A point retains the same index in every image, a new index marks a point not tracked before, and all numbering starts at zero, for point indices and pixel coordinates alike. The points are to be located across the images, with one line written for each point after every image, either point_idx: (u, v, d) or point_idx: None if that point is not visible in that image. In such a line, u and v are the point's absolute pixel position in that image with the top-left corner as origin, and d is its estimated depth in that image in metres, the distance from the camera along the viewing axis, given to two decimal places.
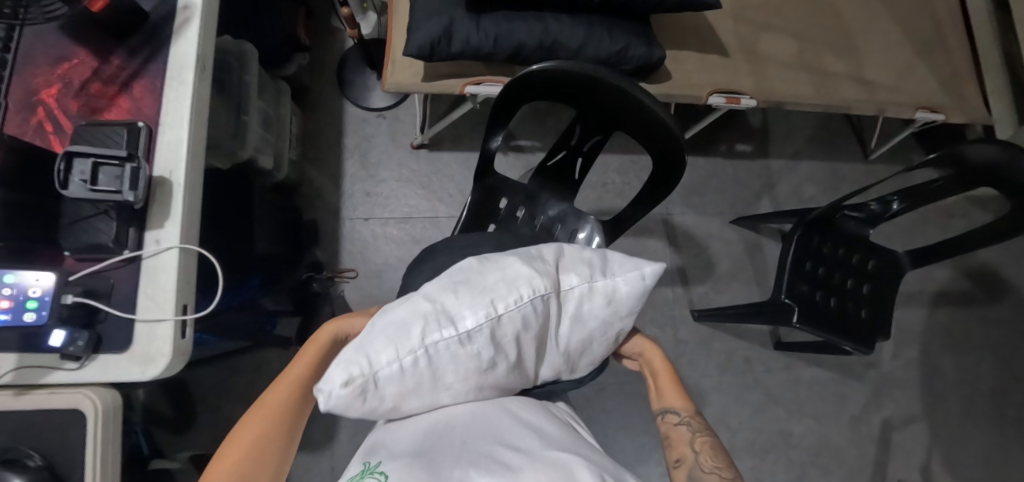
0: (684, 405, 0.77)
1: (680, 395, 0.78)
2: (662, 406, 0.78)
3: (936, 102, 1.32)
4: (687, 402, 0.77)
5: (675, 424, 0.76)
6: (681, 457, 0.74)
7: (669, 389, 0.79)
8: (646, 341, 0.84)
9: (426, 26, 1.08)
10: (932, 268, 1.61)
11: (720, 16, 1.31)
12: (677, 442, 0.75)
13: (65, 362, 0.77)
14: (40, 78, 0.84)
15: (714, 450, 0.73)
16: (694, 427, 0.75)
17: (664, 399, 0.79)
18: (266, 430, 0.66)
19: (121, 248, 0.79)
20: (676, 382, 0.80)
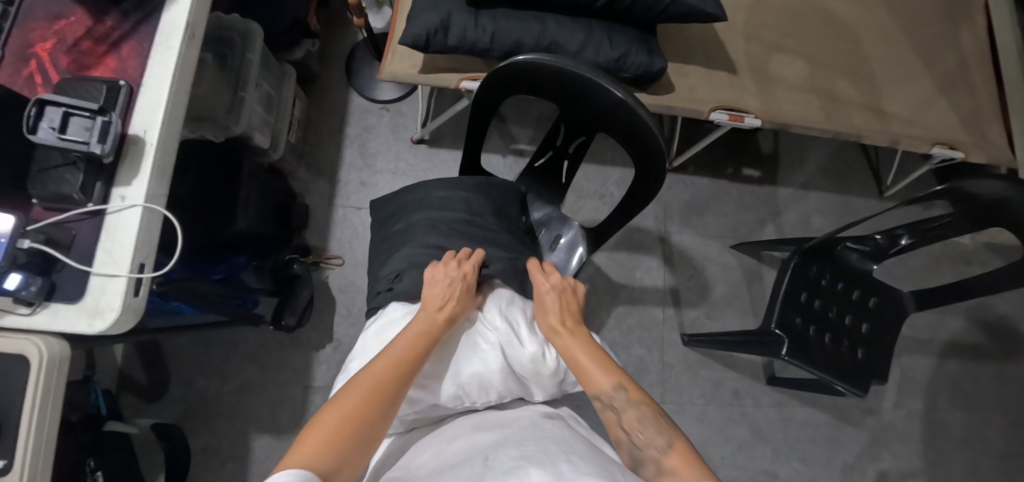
0: (614, 383, 0.75)
1: (605, 371, 0.76)
2: (590, 388, 0.76)
3: (956, 139, 1.25)
4: (610, 381, 0.75)
5: (606, 407, 0.74)
6: (619, 441, 0.73)
7: (592, 367, 0.77)
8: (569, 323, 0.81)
9: (424, 16, 1.10)
10: (944, 316, 1.53)
11: (732, 33, 1.28)
12: (613, 425, 0.74)
13: (18, 306, 0.78)
14: (36, 32, 0.86)
15: (643, 426, 0.71)
16: (621, 406, 0.73)
17: (590, 380, 0.76)
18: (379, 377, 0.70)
19: (86, 200, 0.79)
20: (598, 355, 0.78)
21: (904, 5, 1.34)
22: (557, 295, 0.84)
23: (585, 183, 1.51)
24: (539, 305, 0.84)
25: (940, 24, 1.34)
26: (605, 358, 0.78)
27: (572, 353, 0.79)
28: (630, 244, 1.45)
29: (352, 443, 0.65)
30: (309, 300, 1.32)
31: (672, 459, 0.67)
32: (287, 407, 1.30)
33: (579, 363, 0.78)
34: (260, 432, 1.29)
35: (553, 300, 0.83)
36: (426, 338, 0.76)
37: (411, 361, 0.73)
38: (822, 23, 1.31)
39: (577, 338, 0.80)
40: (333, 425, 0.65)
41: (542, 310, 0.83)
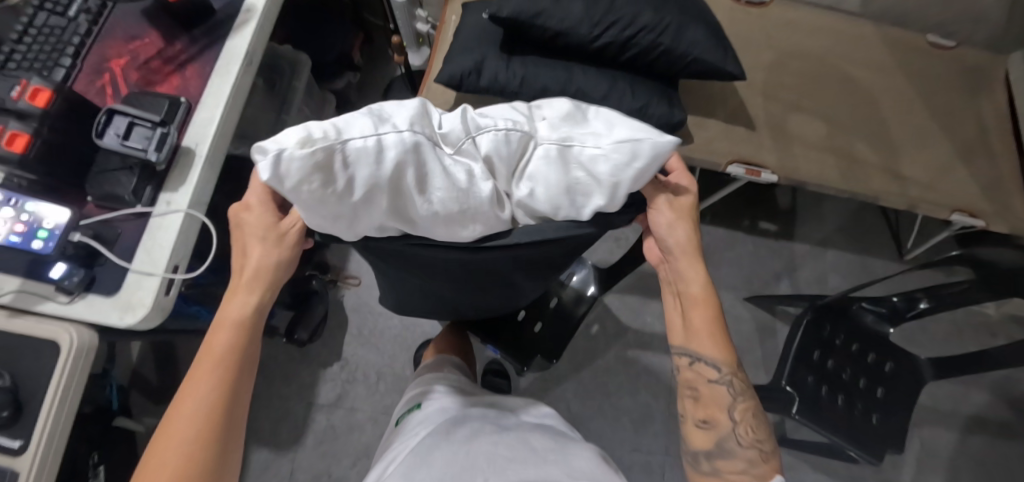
0: (725, 358, 0.75)
1: (724, 352, 0.76)
2: (698, 351, 0.76)
3: (976, 208, 1.26)
4: (727, 361, 0.76)
5: (711, 381, 0.76)
6: (712, 419, 0.77)
7: (714, 342, 0.75)
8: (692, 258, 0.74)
9: (459, 59, 1.17)
10: (967, 388, 1.48)
11: (753, 90, 1.32)
12: (713, 405, 0.76)
13: (58, 294, 0.83)
14: (114, 49, 0.94)
15: (750, 417, 0.77)
16: (731, 393, 0.76)
17: (698, 346, 0.76)
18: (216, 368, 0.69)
19: (135, 202, 0.85)
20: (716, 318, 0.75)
21: (927, 74, 1.37)
22: (689, 232, 0.73)
23: None
24: (670, 239, 0.73)
25: (963, 94, 1.36)
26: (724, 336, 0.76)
27: (694, 308, 0.76)
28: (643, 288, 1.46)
29: (223, 417, 0.68)
30: (322, 318, 1.36)
31: (761, 464, 0.76)
32: (290, 421, 1.35)
33: (697, 324, 0.76)
34: (263, 446, 1.33)
35: (688, 240, 0.73)
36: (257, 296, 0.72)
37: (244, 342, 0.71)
38: (843, 88, 1.34)
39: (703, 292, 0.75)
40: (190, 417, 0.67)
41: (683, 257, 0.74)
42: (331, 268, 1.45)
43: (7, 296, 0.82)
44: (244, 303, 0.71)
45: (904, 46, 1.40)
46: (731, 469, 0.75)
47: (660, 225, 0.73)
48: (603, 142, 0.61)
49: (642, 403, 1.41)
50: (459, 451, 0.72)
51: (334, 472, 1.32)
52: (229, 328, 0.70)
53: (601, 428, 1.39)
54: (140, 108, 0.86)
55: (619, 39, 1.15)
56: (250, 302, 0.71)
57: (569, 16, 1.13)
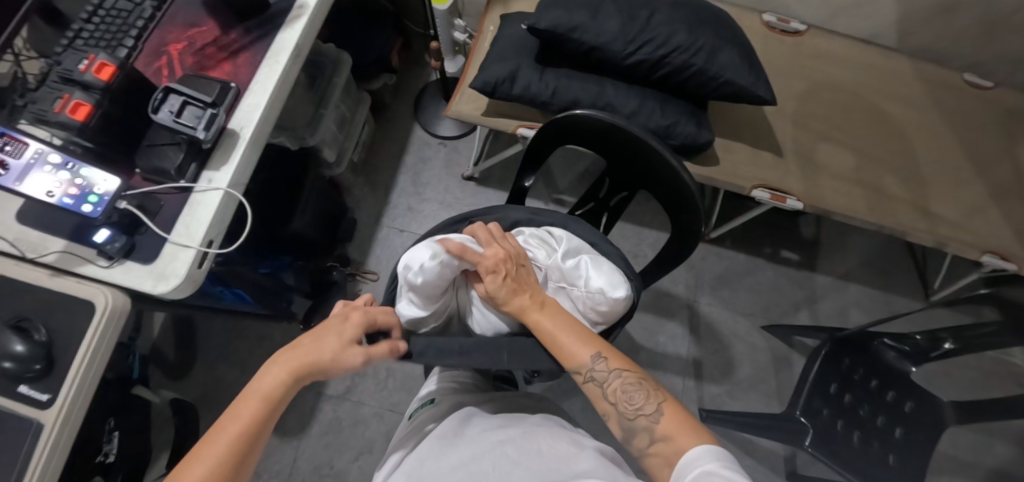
0: (583, 358, 0.76)
1: (584, 341, 0.77)
2: (567, 365, 0.77)
3: (1007, 250, 1.23)
4: (588, 352, 0.76)
5: (585, 382, 0.76)
6: (607, 412, 0.76)
7: (572, 341, 0.77)
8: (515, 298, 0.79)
9: (494, 67, 1.21)
10: (992, 439, 1.42)
11: (783, 118, 1.33)
12: (596, 399, 0.76)
13: (99, 258, 0.88)
14: (173, 35, 1.00)
15: (627, 396, 0.75)
16: (604, 377, 0.75)
17: (564, 359, 0.77)
18: (241, 435, 0.67)
19: (179, 177, 0.89)
20: (570, 327, 0.78)
21: (961, 114, 1.36)
22: (507, 279, 0.80)
23: (620, 241, 1.56)
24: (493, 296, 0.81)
25: (1000, 136, 1.34)
26: (582, 329, 0.79)
27: (544, 331, 0.78)
28: (657, 308, 1.46)
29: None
30: None
31: (660, 422, 0.72)
32: (298, 409, 1.38)
33: (552, 338, 0.78)
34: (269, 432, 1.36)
35: (507, 285, 0.79)
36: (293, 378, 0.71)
37: (267, 415, 0.69)
38: (876, 123, 1.34)
39: (542, 315, 0.79)
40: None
41: (506, 292, 0.79)
42: (353, 262, 1.48)
43: (53, 255, 0.88)
44: (285, 377, 0.70)
45: (940, 84, 1.39)
46: (643, 443, 0.72)
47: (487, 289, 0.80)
48: (598, 285, 0.85)
49: None
50: (467, 453, 0.73)
51: (336, 464, 1.34)
52: (261, 401, 0.69)
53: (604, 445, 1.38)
54: (194, 89, 0.91)
55: (652, 57, 1.17)
56: (290, 375, 0.70)
57: (604, 32, 1.16)
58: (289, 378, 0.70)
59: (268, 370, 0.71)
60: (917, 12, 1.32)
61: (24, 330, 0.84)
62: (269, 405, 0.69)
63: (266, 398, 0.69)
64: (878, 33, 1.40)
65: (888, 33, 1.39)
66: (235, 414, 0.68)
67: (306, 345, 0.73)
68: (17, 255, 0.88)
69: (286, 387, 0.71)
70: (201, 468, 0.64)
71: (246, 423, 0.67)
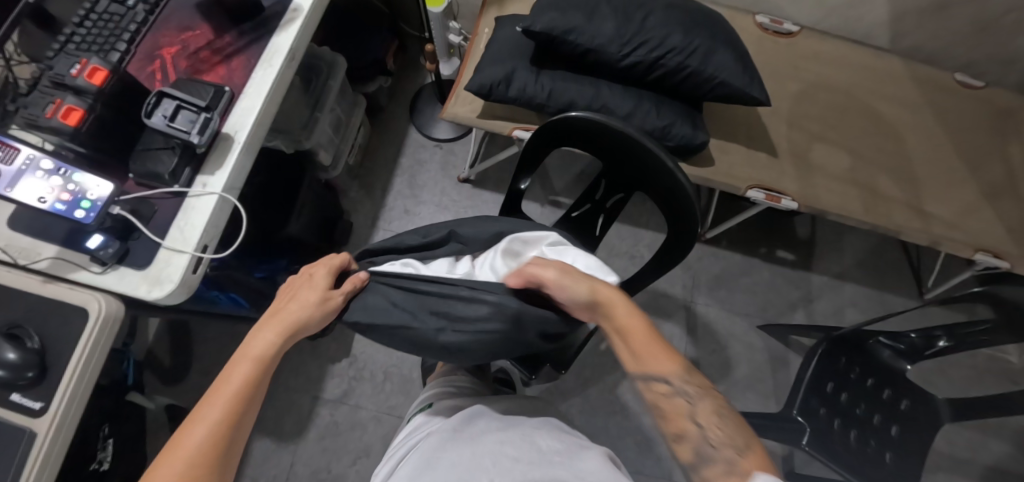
0: (673, 367, 0.71)
1: (669, 353, 0.72)
2: (648, 369, 0.72)
3: (1001, 249, 1.24)
4: (675, 362, 0.71)
5: (665, 394, 0.71)
6: (679, 433, 0.69)
7: (660, 343, 0.73)
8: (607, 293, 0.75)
9: (490, 69, 1.21)
10: (987, 437, 1.43)
11: (777, 118, 1.33)
12: (675, 416, 0.70)
13: (92, 264, 0.87)
14: (167, 38, 1.00)
15: (720, 420, 0.68)
16: (691, 396, 0.70)
17: (648, 362, 0.72)
18: (240, 394, 0.68)
19: (173, 182, 0.89)
20: (655, 332, 0.74)
21: (954, 113, 1.37)
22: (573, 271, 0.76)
23: (616, 242, 1.56)
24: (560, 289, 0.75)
25: (992, 136, 1.35)
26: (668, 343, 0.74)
27: (630, 329, 0.74)
28: (654, 308, 1.46)
29: (218, 458, 0.65)
30: None
31: (745, 458, 0.64)
32: (295, 413, 1.37)
33: (638, 335, 0.73)
34: (267, 437, 1.35)
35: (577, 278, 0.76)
36: (280, 337, 0.73)
37: (257, 374, 0.71)
38: (870, 123, 1.35)
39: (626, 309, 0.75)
40: (183, 453, 0.63)
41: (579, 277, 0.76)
42: None
43: (45, 261, 0.87)
44: (271, 336, 0.73)
45: (932, 83, 1.40)
46: (714, 476, 0.64)
47: (555, 278, 0.75)
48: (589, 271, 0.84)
49: (645, 427, 1.40)
50: (467, 451, 0.73)
51: (334, 468, 1.33)
52: (249, 362, 0.71)
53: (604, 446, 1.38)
54: (187, 93, 0.90)
55: (647, 59, 1.17)
56: (275, 334, 0.73)
57: (601, 34, 1.16)
58: (279, 338, 0.73)
59: (256, 333, 0.73)
60: (910, 13, 1.33)
61: (17, 337, 0.83)
62: (263, 363, 0.71)
63: (255, 358, 0.71)
64: (871, 34, 1.41)
65: (881, 34, 1.40)
66: (227, 377, 0.69)
67: (288, 309, 0.75)
68: (9, 261, 0.87)
69: (277, 347, 0.73)
70: (202, 430, 0.65)
71: (242, 381, 0.69)
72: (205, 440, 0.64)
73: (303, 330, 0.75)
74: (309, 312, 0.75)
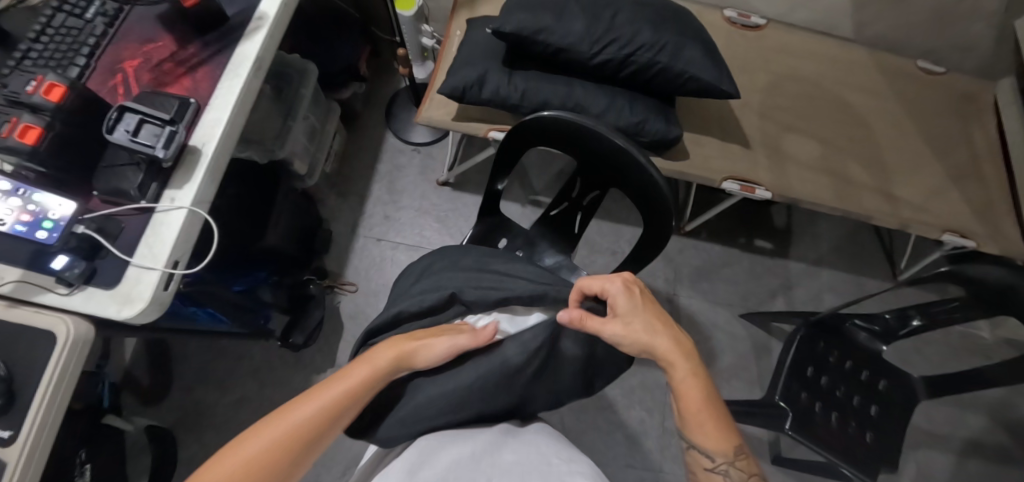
0: (723, 447, 0.72)
1: (726, 433, 0.72)
2: (697, 443, 0.73)
3: (967, 229, 1.28)
4: (729, 444, 0.72)
5: (709, 468, 0.73)
6: None
7: (711, 418, 0.73)
8: (670, 346, 0.74)
9: (462, 71, 1.20)
10: (964, 412, 1.47)
11: (748, 110, 1.35)
12: None
13: (58, 286, 0.84)
14: (128, 51, 0.96)
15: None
16: (732, 478, 0.72)
17: (698, 436, 0.73)
18: (314, 417, 0.69)
19: (140, 198, 0.86)
20: (711, 400, 0.74)
21: (916, 99, 1.40)
22: (647, 315, 0.76)
23: (598, 239, 1.57)
24: (631, 331, 0.74)
25: (954, 120, 1.39)
26: (721, 414, 0.74)
27: (684, 395, 0.73)
28: None
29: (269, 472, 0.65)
30: (319, 323, 1.36)
31: None
32: None
33: (690, 405, 0.73)
34: None
35: (646, 323, 0.75)
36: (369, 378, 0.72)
37: (366, 388, 0.72)
38: (838, 112, 1.37)
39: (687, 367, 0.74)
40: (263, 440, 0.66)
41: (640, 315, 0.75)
42: (330, 274, 1.46)
43: (7, 285, 0.83)
44: (390, 356, 0.74)
45: (895, 71, 1.43)
46: None
47: (624, 311, 0.75)
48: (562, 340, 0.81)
49: (634, 421, 1.41)
50: (465, 453, 0.72)
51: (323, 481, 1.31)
52: (335, 392, 0.70)
53: (594, 443, 1.38)
54: (151, 107, 0.88)
55: (618, 56, 1.18)
56: (395, 356, 0.74)
57: (571, 33, 1.16)
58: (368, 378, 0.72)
59: (378, 347, 0.75)
60: (871, 3, 1.36)
61: None
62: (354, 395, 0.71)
63: (371, 372, 0.73)
64: (835, 24, 1.44)
65: (844, 24, 1.43)
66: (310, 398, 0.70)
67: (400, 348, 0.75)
68: None
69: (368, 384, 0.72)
70: (261, 441, 0.66)
71: (345, 393, 0.71)
72: (258, 452, 0.65)
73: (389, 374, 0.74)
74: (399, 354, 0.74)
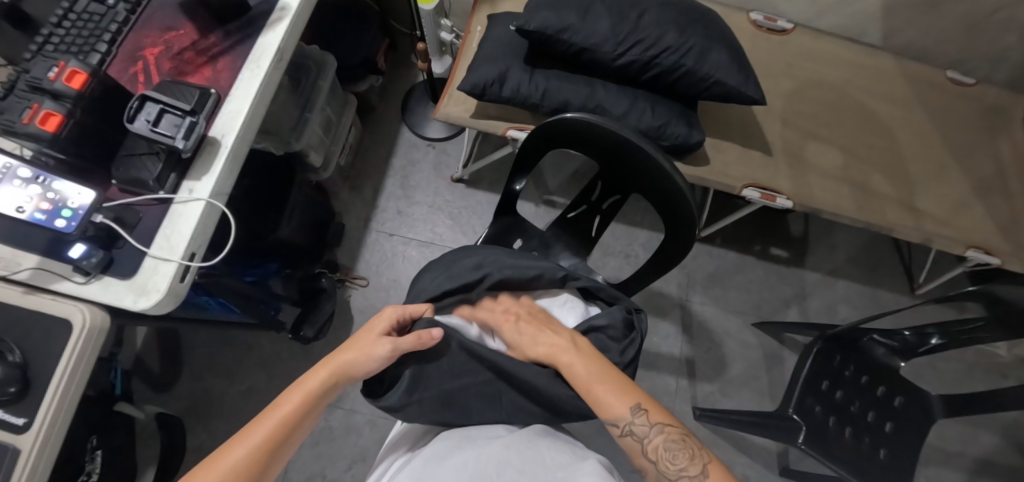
0: (624, 410, 0.74)
1: (620, 394, 0.75)
2: (604, 417, 0.75)
3: (991, 245, 1.25)
4: (627, 404, 0.74)
5: (622, 435, 0.74)
6: (642, 467, 0.75)
7: (603, 386, 0.76)
8: (550, 348, 0.79)
9: (483, 68, 1.19)
10: (977, 430, 1.45)
11: (770, 116, 1.33)
12: (635, 454, 0.74)
13: (75, 274, 0.84)
14: (149, 39, 0.96)
15: (668, 452, 0.73)
16: (643, 432, 0.74)
17: (603, 409, 0.75)
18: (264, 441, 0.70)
19: (158, 188, 0.86)
20: (599, 370, 0.77)
21: (944, 110, 1.37)
22: (529, 322, 0.84)
23: (611, 241, 1.55)
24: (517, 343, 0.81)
25: (982, 133, 1.36)
26: (618, 377, 0.77)
27: (576, 378, 0.77)
28: (649, 307, 1.46)
29: None
30: (331, 315, 1.36)
31: None
32: None
33: (582, 383, 0.76)
34: None
35: (529, 329, 0.83)
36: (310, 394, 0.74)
37: (305, 406, 0.73)
38: (863, 121, 1.35)
39: (570, 354, 0.78)
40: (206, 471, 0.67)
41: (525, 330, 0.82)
42: (341, 267, 1.45)
43: (25, 272, 0.83)
44: (324, 373, 0.76)
45: (922, 80, 1.40)
46: None
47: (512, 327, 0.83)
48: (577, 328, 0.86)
49: None
50: (473, 455, 0.71)
51: (328, 474, 1.32)
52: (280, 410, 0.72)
53: (600, 447, 1.38)
54: (171, 97, 0.87)
55: (642, 58, 1.16)
56: (329, 371, 0.76)
57: (596, 32, 1.15)
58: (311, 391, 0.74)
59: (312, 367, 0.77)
60: (902, 10, 1.33)
61: None
62: (299, 410, 0.73)
63: (307, 392, 0.74)
64: (862, 31, 1.41)
65: (873, 31, 1.40)
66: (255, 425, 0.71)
67: (338, 359, 0.77)
68: None
69: (311, 399, 0.74)
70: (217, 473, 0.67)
71: (282, 415, 0.72)
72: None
73: (330, 387, 0.76)
74: (343, 362, 0.77)
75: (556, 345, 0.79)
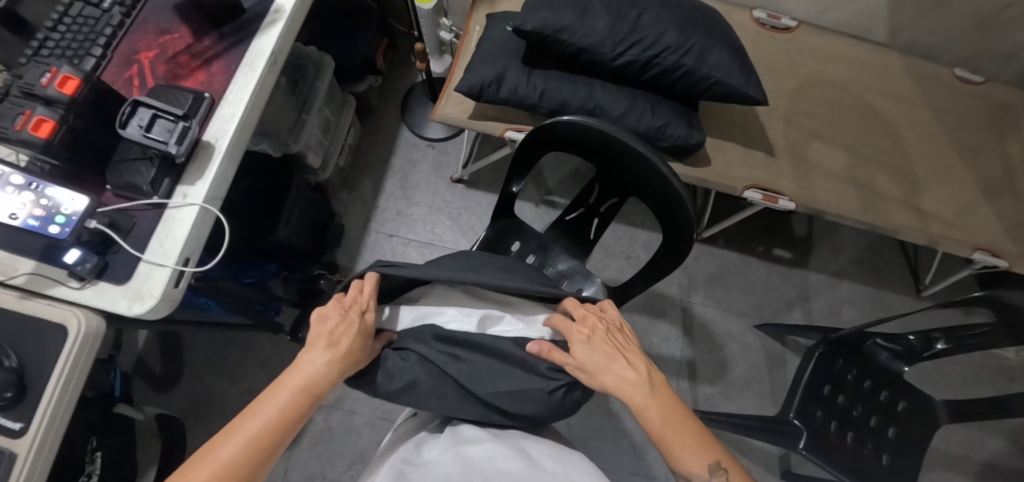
0: (699, 466, 0.70)
1: (698, 449, 0.71)
2: (676, 468, 0.71)
3: (999, 248, 1.23)
4: (704, 463, 0.70)
5: None
6: None
7: (677, 439, 0.72)
8: (621, 382, 0.74)
9: (480, 69, 1.18)
10: (983, 434, 1.43)
11: (773, 116, 1.31)
12: None
13: (71, 279, 0.84)
14: (144, 42, 0.95)
15: None
16: None
17: (677, 461, 0.71)
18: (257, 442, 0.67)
19: (153, 193, 0.86)
20: (674, 419, 0.73)
21: (953, 109, 1.35)
22: (604, 343, 0.78)
23: (612, 242, 1.54)
24: (586, 372, 0.76)
25: (991, 133, 1.33)
26: (696, 431, 0.72)
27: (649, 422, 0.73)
28: (650, 308, 1.45)
29: None
30: None
31: None
32: None
33: (655, 430, 0.73)
34: None
35: (602, 350, 0.77)
36: (307, 390, 0.71)
37: (301, 403, 0.70)
38: (869, 121, 1.32)
39: (646, 397, 0.74)
40: (212, 467, 0.65)
41: (597, 355, 0.76)
42: (341, 268, 1.45)
43: (21, 277, 0.84)
44: (324, 366, 0.72)
45: (930, 78, 1.37)
46: None
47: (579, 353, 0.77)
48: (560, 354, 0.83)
49: (641, 429, 1.40)
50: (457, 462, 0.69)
51: (328, 474, 1.32)
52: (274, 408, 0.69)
53: (601, 449, 1.37)
54: (164, 101, 0.87)
55: (641, 58, 1.14)
56: (329, 366, 0.72)
57: (594, 33, 1.13)
58: (308, 389, 0.71)
59: (309, 356, 0.72)
60: (909, 7, 1.31)
61: None
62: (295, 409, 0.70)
63: (306, 389, 0.71)
64: (867, 28, 1.39)
65: (879, 29, 1.38)
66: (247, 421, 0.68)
67: (339, 346, 0.73)
68: None
69: (308, 396, 0.71)
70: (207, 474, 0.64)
71: (279, 413, 0.69)
72: None
73: (327, 381, 0.72)
74: (342, 356, 0.73)
75: (629, 380, 0.74)
